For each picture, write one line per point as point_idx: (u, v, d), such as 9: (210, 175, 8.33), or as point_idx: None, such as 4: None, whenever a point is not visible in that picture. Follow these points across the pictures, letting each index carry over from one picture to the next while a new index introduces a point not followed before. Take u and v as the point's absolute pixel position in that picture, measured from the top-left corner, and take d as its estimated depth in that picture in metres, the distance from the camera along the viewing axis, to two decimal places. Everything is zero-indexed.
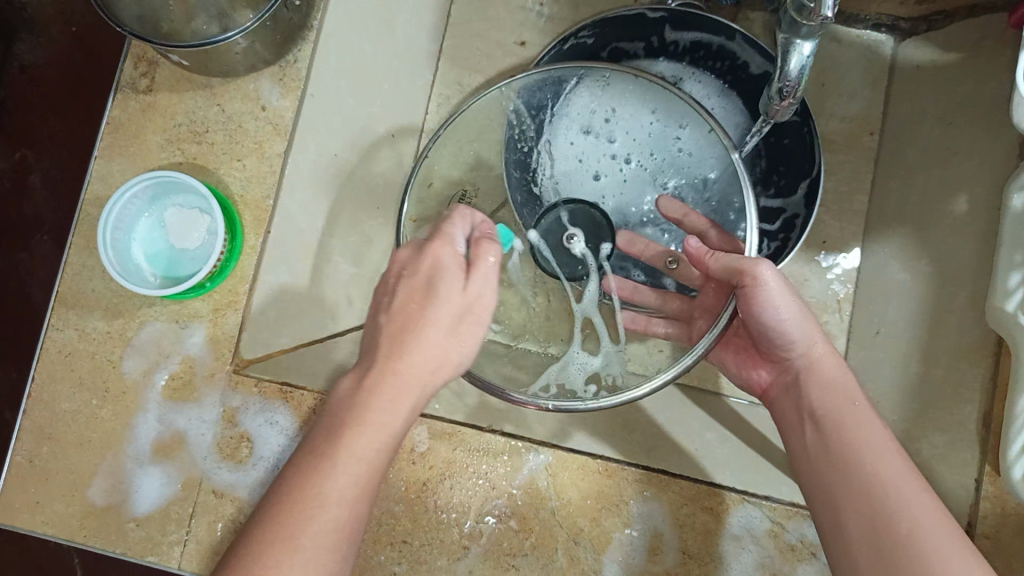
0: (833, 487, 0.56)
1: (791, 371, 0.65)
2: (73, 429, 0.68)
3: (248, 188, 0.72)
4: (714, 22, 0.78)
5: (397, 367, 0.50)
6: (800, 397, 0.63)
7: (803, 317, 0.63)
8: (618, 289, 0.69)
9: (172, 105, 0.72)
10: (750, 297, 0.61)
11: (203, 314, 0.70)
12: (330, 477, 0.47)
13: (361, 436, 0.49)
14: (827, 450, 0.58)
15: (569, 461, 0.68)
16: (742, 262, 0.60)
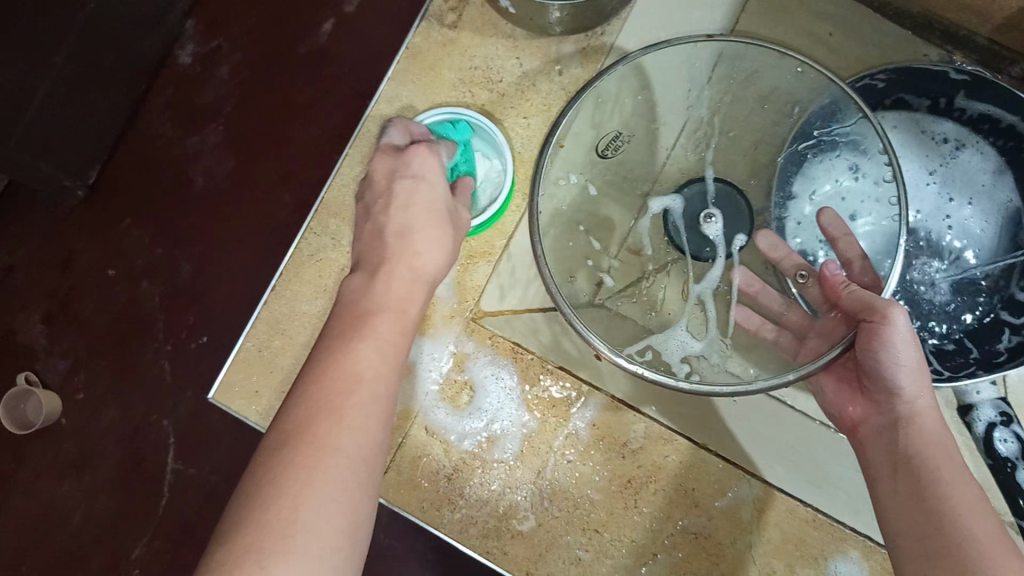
0: (913, 529, 0.52)
1: (888, 415, 0.60)
2: (306, 331, 0.69)
3: (527, 146, 0.72)
4: (1016, 98, 0.73)
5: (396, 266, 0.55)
6: (895, 442, 0.58)
7: (921, 365, 0.58)
8: (742, 284, 0.69)
9: (473, 47, 0.73)
10: (868, 333, 0.58)
11: (456, 259, 0.72)
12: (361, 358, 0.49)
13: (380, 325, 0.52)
14: (913, 493, 0.54)
15: (777, 500, 0.67)
16: (877, 303, 0.58)
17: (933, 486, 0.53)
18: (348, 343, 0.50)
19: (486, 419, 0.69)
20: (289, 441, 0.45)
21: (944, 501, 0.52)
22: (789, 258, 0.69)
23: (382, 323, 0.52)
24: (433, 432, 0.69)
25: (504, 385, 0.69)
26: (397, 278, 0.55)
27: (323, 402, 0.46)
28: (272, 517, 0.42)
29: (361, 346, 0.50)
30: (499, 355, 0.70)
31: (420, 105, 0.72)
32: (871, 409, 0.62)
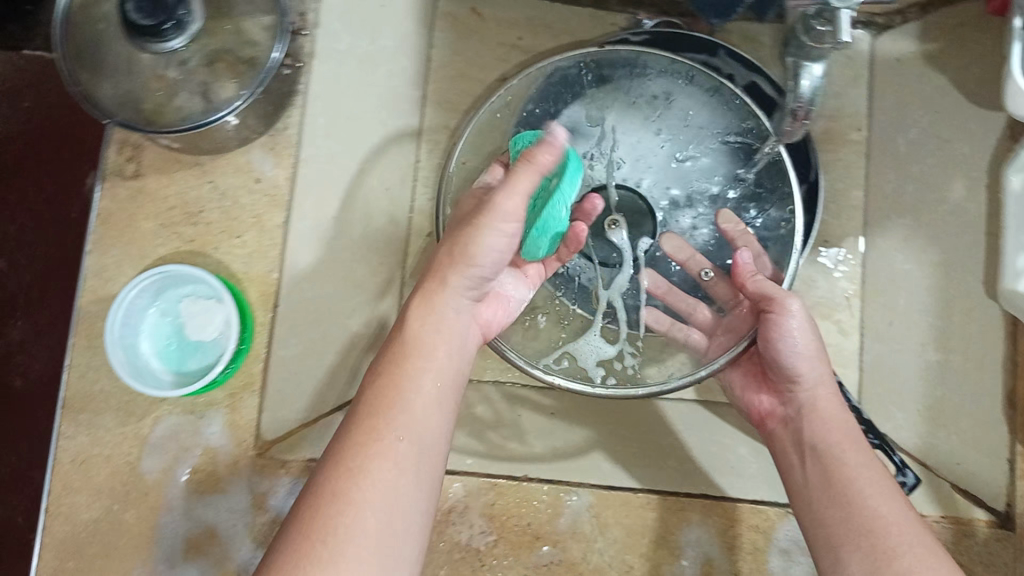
0: (828, 519, 0.59)
1: (793, 405, 0.67)
2: (99, 539, 0.68)
3: (251, 265, 0.70)
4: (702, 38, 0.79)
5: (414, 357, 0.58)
6: (801, 430, 0.65)
7: (818, 356, 0.66)
8: (651, 285, 0.77)
9: (163, 188, 0.71)
10: (772, 324, 0.66)
11: (220, 401, 0.69)
12: (383, 451, 0.52)
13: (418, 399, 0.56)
14: (826, 477, 0.61)
15: (610, 499, 0.68)
16: (776, 296, 0.66)
17: (843, 471, 0.60)
18: (394, 382, 0.56)
19: None
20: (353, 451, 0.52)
21: (852, 485, 0.59)
22: (692, 258, 0.77)
23: (428, 359, 0.58)
24: None
25: None
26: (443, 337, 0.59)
27: (384, 418, 0.54)
28: (314, 528, 0.49)
29: (410, 407, 0.55)
30: (297, 478, 0.68)
31: (129, 269, 0.70)
32: (777, 400, 0.68)
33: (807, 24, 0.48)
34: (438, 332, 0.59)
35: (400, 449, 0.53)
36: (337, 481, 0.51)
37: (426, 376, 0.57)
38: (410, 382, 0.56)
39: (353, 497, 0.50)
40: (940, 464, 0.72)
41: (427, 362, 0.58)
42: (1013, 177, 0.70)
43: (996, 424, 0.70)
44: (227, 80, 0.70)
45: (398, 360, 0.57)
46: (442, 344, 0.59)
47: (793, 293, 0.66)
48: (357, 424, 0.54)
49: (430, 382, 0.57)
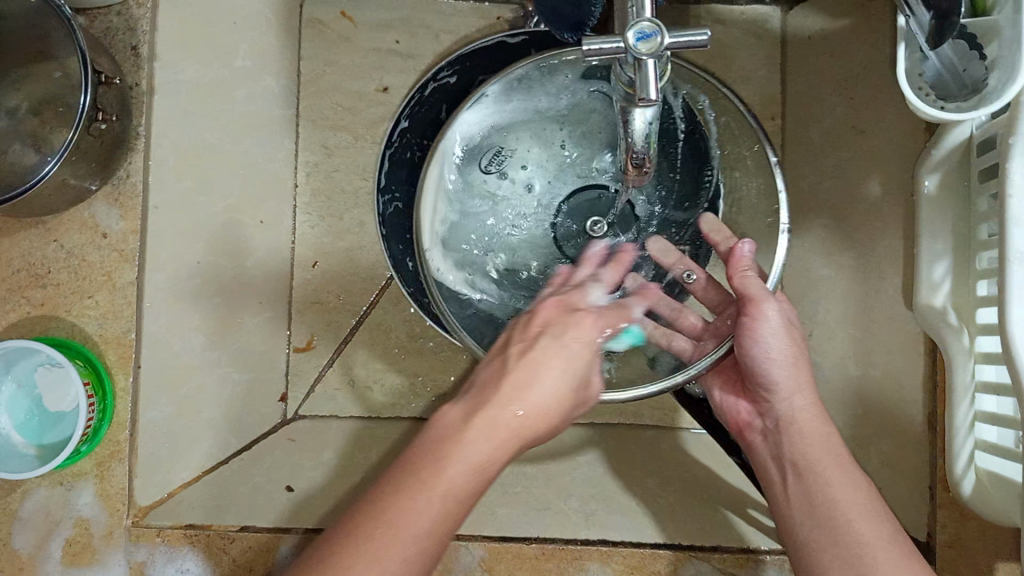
0: (814, 553, 0.54)
1: (771, 418, 0.62)
2: None
3: (105, 326, 0.66)
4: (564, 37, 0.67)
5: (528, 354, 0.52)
6: (781, 445, 0.60)
7: (797, 363, 0.61)
8: (631, 289, 0.69)
9: (6, 251, 0.66)
10: (748, 326, 0.60)
11: (89, 471, 0.65)
12: (462, 454, 0.47)
13: (489, 414, 0.49)
14: (807, 499, 0.56)
15: (504, 553, 0.64)
16: (754, 296, 0.60)
17: (825, 490, 0.55)
18: (489, 393, 0.50)
19: None
20: (409, 481, 0.46)
21: (834, 506, 0.54)
22: (678, 261, 0.68)
23: (537, 393, 0.50)
24: None
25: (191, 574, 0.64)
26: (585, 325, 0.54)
27: (442, 444, 0.48)
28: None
29: (493, 423, 0.49)
30: (174, 546, 0.64)
31: None
32: (754, 410, 0.65)
33: (620, 69, 0.43)
34: (556, 356, 0.52)
35: (460, 481, 0.47)
36: (373, 524, 0.44)
37: (510, 389, 0.50)
38: (532, 387, 0.50)
39: (351, 561, 0.43)
40: (862, 485, 0.68)
41: (568, 350, 0.53)
42: (925, 180, 0.64)
43: (918, 447, 0.65)
44: (60, 129, 0.65)
45: (482, 399, 0.50)
46: (556, 380, 0.51)
47: (770, 294, 0.60)
48: (387, 481, 0.47)
49: (556, 383, 0.51)
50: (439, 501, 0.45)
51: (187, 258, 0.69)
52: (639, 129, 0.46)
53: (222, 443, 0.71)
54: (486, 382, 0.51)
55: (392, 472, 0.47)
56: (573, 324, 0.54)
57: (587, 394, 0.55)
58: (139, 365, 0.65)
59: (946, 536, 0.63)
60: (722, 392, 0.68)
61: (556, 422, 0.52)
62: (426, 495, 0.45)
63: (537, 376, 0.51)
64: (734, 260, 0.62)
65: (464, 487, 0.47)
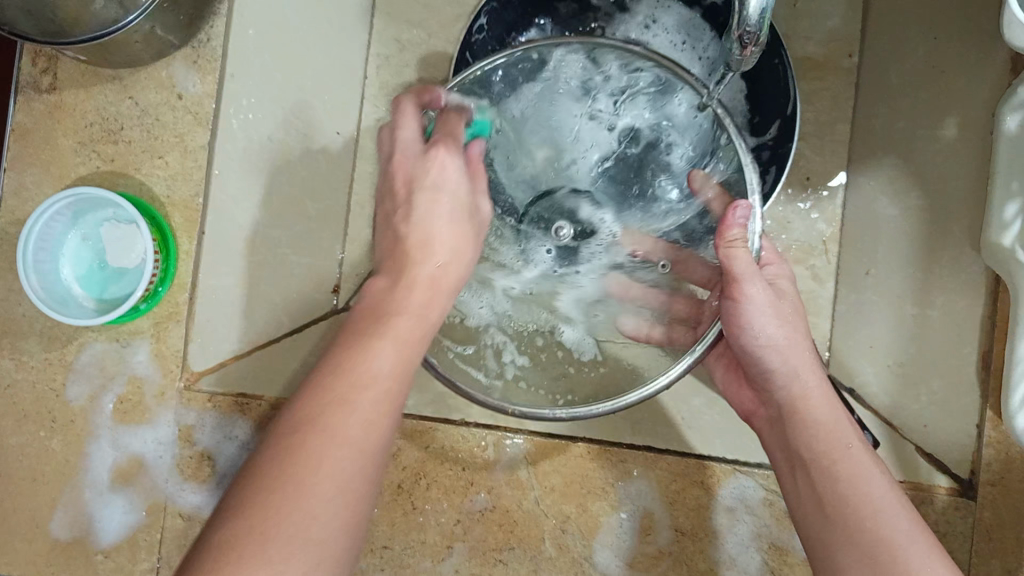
0: (835, 555, 0.47)
1: (773, 406, 0.56)
2: (24, 463, 0.66)
3: (173, 189, 0.66)
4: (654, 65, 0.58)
5: (414, 273, 0.48)
6: (788, 435, 0.54)
7: (792, 343, 0.55)
8: (619, 290, 0.62)
9: (81, 103, 0.66)
10: (732, 308, 0.54)
11: (145, 330, 0.66)
12: (367, 367, 0.43)
13: (384, 346, 0.44)
14: (817, 494, 0.50)
15: (548, 448, 0.65)
16: (737, 277, 0.53)
17: (836, 483, 0.49)
18: (400, 259, 0.49)
19: (236, 482, 0.64)
20: (356, 352, 0.43)
21: (853, 494, 0.48)
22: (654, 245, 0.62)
23: (443, 232, 0.49)
24: (187, 517, 0.64)
25: (241, 442, 0.65)
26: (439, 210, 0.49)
27: (380, 305, 0.47)
28: (281, 488, 0.38)
29: (394, 322, 0.45)
30: (225, 413, 0.65)
31: (48, 190, 0.66)
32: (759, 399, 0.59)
33: None
34: (433, 156, 0.50)
35: (388, 369, 0.43)
36: (320, 402, 0.41)
37: (414, 250, 0.49)
38: (434, 239, 0.49)
39: (309, 466, 0.39)
40: (904, 423, 0.69)
41: (443, 207, 0.49)
42: (1009, 118, 0.65)
43: (969, 387, 0.68)
44: None
45: (361, 337, 0.44)
46: (448, 226, 0.49)
47: (755, 274, 0.53)
48: (311, 384, 0.43)
49: (450, 225, 0.49)
50: (374, 368, 0.43)
51: (259, 136, 0.68)
52: (753, 5, 0.46)
53: (274, 323, 0.68)
54: (389, 256, 0.50)
55: (310, 378, 0.43)
56: (431, 164, 0.50)
57: (479, 214, 0.52)
58: (203, 230, 0.66)
59: (989, 475, 0.65)
60: (724, 378, 0.63)
61: (462, 275, 0.50)
62: (364, 360, 0.43)
63: (427, 219, 0.49)
64: (724, 228, 0.54)
65: (388, 381, 0.43)
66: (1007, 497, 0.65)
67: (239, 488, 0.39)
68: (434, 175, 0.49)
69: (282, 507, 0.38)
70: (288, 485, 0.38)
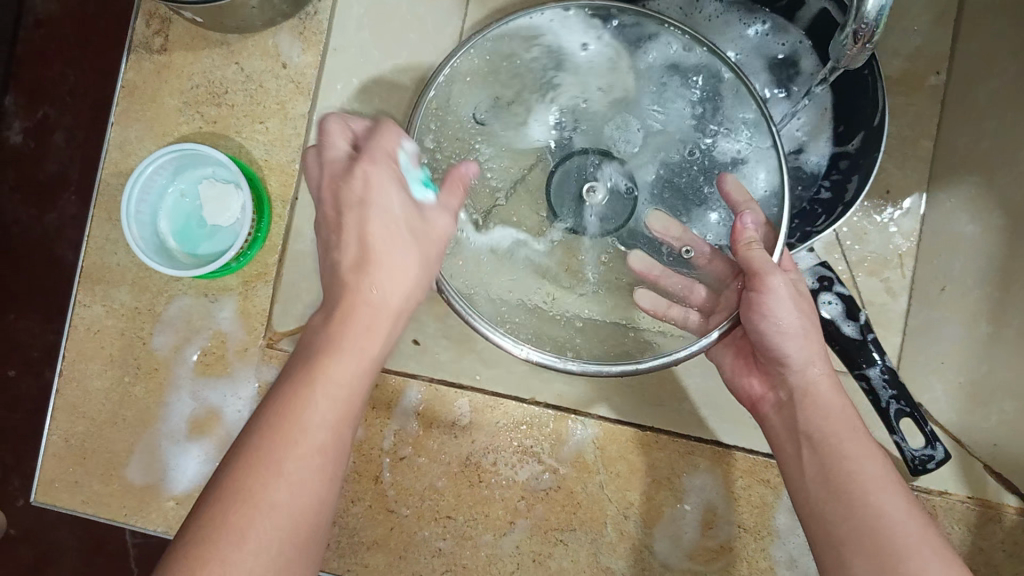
0: (836, 531, 0.46)
1: (783, 389, 0.56)
2: (106, 407, 0.68)
3: (271, 153, 0.68)
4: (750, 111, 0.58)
5: (314, 377, 0.44)
6: (796, 418, 0.54)
7: (810, 334, 0.54)
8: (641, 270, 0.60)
9: (188, 65, 0.69)
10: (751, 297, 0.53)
11: (233, 287, 0.68)
12: (291, 452, 0.41)
13: (286, 446, 0.41)
14: (826, 472, 0.49)
15: (617, 434, 0.66)
16: (758, 270, 0.52)
17: (847, 470, 0.48)
18: (315, 363, 0.45)
19: None
20: (256, 456, 0.41)
21: (855, 476, 0.47)
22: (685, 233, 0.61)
23: (385, 276, 0.47)
24: None
25: None
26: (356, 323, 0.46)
27: (290, 404, 0.43)
28: (203, 563, 0.38)
29: (309, 409, 0.43)
30: None
31: (151, 147, 0.68)
32: (767, 384, 0.58)
33: None
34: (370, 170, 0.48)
35: (322, 437, 0.43)
36: (227, 502, 0.40)
37: (357, 332, 0.46)
38: (381, 259, 0.47)
39: (275, 467, 0.41)
40: (972, 439, 0.69)
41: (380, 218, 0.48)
42: None
43: None
44: None
45: (268, 437, 0.42)
46: (400, 249, 0.48)
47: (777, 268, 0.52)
48: (210, 492, 0.41)
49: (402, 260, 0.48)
50: (284, 479, 0.41)
51: (351, 108, 0.70)
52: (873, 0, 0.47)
53: None
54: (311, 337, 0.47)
55: (219, 479, 0.41)
56: (357, 176, 0.47)
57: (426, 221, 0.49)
58: (297, 196, 0.68)
59: None
60: (733, 364, 0.62)
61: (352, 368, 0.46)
62: (272, 475, 0.40)
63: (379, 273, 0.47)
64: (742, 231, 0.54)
65: (291, 503, 0.41)
66: None
67: (229, 466, 0.41)
68: (366, 190, 0.47)
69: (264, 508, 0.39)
70: (249, 493, 0.40)
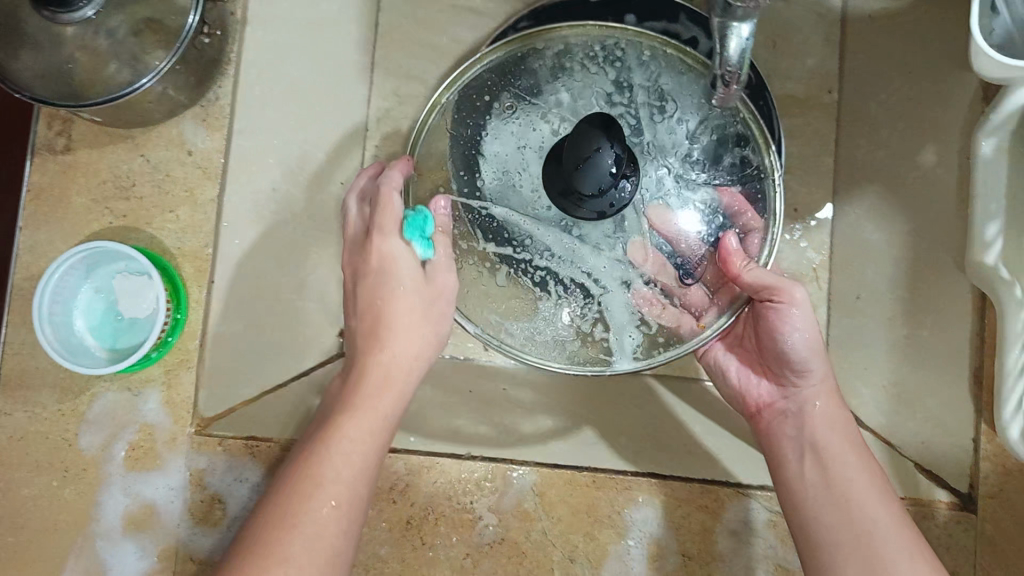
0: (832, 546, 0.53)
1: (795, 400, 0.59)
2: (36, 515, 0.66)
3: (184, 240, 0.69)
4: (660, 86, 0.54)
5: (377, 359, 0.55)
6: (802, 428, 0.58)
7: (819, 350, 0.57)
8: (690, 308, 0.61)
9: (94, 162, 0.69)
10: (777, 315, 0.56)
11: (157, 378, 0.68)
12: (327, 463, 0.51)
13: (333, 458, 0.52)
14: (826, 483, 0.55)
15: (554, 478, 0.66)
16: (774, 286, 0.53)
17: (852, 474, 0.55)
18: (360, 357, 0.56)
19: (247, 525, 0.65)
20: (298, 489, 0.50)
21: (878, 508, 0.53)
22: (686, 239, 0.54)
23: (397, 343, 0.55)
24: (199, 560, 0.65)
25: (252, 484, 0.66)
26: (390, 321, 0.55)
27: (332, 410, 0.55)
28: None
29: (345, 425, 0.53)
30: (235, 456, 0.66)
31: (63, 247, 0.68)
32: (777, 391, 0.60)
33: None
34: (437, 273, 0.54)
35: (362, 433, 0.53)
36: (274, 527, 0.49)
37: (365, 341, 0.56)
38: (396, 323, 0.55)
39: (294, 518, 0.49)
40: (904, 443, 0.70)
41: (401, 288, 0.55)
42: (982, 143, 0.65)
43: (963, 404, 0.68)
44: (155, 50, 0.66)
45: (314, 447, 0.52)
46: (406, 310, 0.55)
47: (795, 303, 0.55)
48: (265, 516, 0.50)
49: (404, 348, 0.56)
50: (324, 497, 0.50)
51: (264, 187, 0.71)
52: (733, 47, 0.47)
53: (281, 366, 0.70)
54: (353, 343, 0.58)
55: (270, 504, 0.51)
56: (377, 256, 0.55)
57: (434, 286, 0.54)
58: (213, 280, 0.69)
59: (988, 487, 0.66)
60: (738, 369, 0.63)
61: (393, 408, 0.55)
62: (315, 489, 0.50)
63: (386, 317, 0.56)
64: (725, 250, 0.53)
65: (335, 489, 0.51)
66: (1004, 511, 0.66)
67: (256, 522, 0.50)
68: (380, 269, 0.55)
69: (291, 553, 0.48)
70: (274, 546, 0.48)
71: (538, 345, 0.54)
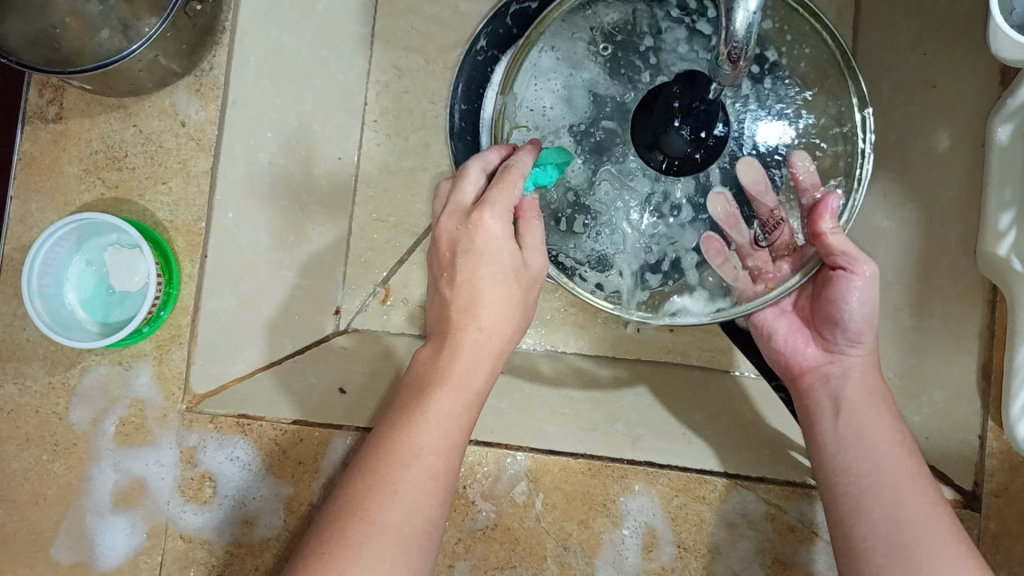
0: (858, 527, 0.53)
1: (839, 364, 0.62)
2: (27, 488, 0.66)
3: (177, 213, 0.67)
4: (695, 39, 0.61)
5: (470, 324, 0.52)
6: (840, 389, 0.60)
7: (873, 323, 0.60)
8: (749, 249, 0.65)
9: (86, 131, 0.68)
10: (842, 284, 0.59)
11: (148, 353, 0.66)
12: (421, 429, 0.50)
13: (424, 429, 0.50)
14: (858, 453, 0.56)
15: (550, 465, 0.65)
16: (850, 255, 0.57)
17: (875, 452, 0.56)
18: (446, 327, 0.53)
19: (237, 503, 0.64)
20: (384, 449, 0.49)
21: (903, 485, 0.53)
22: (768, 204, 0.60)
23: (489, 296, 0.52)
24: (189, 538, 0.64)
25: (241, 462, 0.65)
26: (476, 290, 0.52)
27: (427, 375, 0.52)
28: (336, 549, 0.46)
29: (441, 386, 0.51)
30: (226, 434, 0.65)
31: (54, 219, 0.67)
32: (823, 355, 0.63)
33: None
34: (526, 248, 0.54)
35: (454, 407, 0.51)
36: (369, 481, 0.48)
37: (457, 314, 0.52)
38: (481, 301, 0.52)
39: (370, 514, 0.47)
40: None
41: (489, 270, 0.52)
42: (998, 129, 0.64)
43: (970, 396, 0.65)
44: (149, 17, 0.67)
45: (409, 407, 0.51)
46: (492, 288, 0.52)
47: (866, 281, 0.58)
48: (354, 482, 0.49)
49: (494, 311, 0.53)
50: (423, 439, 0.50)
51: (258, 159, 0.70)
52: (740, 19, 0.45)
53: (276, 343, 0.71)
54: (436, 319, 0.54)
55: (359, 468, 0.50)
56: (476, 230, 0.51)
57: (530, 271, 0.54)
58: (205, 254, 0.67)
59: (993, 486, 0.61)
60: (785, 331, 0.65)
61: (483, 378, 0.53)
62: (416, 433, 0.50)
63: (477, 297, 0.52)
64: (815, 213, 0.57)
65: (430, 455, 0.50)
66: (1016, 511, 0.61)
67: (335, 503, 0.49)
68: (478, 242, 0.51)
69: (389, 519, 0.47)
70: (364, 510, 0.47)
71: (607, 293, 0.61)
